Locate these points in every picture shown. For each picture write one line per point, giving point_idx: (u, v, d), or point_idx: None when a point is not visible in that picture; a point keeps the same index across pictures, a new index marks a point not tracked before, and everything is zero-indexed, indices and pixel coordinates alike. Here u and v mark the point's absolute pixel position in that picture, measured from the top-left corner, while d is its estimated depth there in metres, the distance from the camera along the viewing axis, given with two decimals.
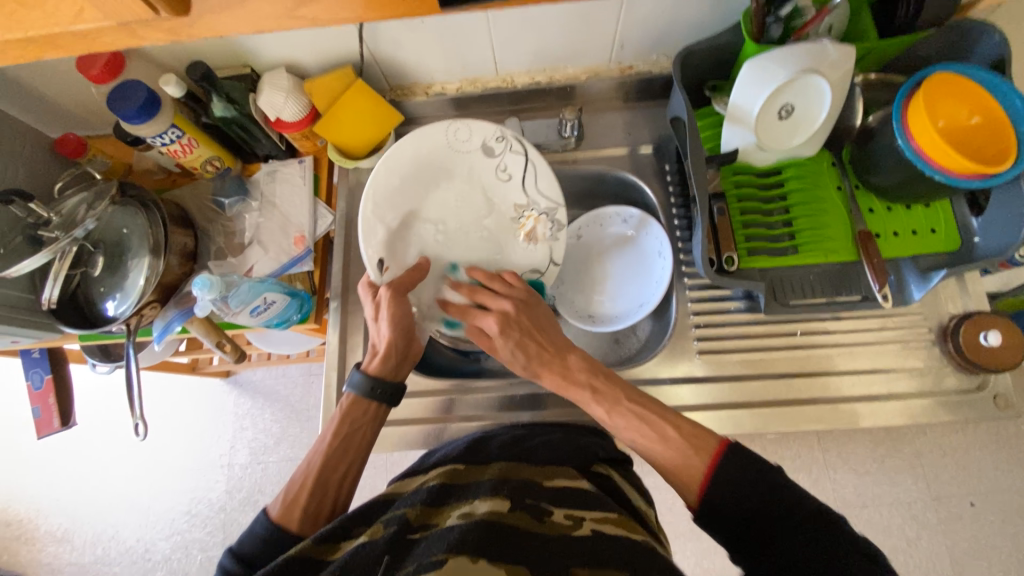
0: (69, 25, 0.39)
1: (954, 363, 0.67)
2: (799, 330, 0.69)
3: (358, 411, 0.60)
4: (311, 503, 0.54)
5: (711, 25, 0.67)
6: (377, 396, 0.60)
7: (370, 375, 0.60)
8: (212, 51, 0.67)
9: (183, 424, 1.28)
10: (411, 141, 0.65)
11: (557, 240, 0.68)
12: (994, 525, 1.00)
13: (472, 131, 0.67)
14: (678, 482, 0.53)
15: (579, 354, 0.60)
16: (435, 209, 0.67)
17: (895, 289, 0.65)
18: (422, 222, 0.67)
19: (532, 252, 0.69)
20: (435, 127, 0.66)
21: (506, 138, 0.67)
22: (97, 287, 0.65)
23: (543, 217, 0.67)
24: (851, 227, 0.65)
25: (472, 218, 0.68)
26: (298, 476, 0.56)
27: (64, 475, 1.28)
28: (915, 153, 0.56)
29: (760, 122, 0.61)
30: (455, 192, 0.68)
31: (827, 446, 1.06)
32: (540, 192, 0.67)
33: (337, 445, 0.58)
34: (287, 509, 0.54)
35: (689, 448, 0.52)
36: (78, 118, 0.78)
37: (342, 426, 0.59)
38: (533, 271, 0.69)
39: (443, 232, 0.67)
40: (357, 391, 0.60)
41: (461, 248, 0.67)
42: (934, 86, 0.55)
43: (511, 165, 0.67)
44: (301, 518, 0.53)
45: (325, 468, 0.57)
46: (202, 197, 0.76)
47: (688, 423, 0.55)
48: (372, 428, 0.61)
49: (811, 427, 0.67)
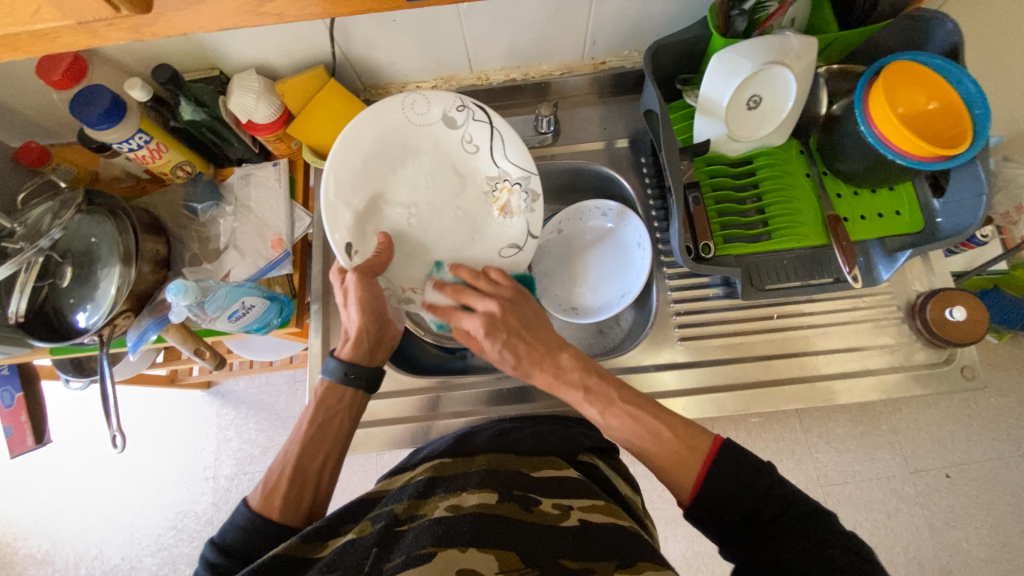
0: (27, 24, 0.38)
1: (923, 338, 0.69)
2: (776, 313, 0.71)
3: (333, 397, 0.60)
4: (290, 491, 0.54)
5: (679, 19, 0.69)
6: (352, 381, 0.60)
7: (343, 361, 0.60)
8: (178, 54, 0.66)
9: (165, 437, 1.25)
10: (369, 117, 0.63)
11: (533, 210, 0.67)
12: (969, 495, 1.05)
13: (431, 102, 0.66)
14: (671, 480, 0.53)
15: (567, 354, 0.59)
16: (406, 191, 0.67)
17: (865, 270, 0.68)
18: (393, 206, 0.67)
19: (507, 225, 0.69)
20: (393, 102, 0.65)
21: (467, 106, 0.66)
22: (66, 299, 0.63)
23: (515, 186, 0.67)
24: (821, 212, 0.67)
25: (444, 197, 0.69)
26: (275, 467, 0.55)
27: (40, 496, 1.24)
28: (877, 139, 0.58)
29: (730, 113, 0.62)
30: (424, 171, 0.68)
31: (809, 427, 1.09)
32: (509, 159, 0.67)
33: (314, 433, 0.58)
34: (268, 498, 0.53)
35: (684, 448, 0.53)
36: (41, 125, 0.76)
37: (318, 413, 0.59)
38: (510, 245, 0.69)
39: (414, 213, 0.67)
40: (333, 378, 0.60)
41: (436, 228, 0.68)
42: (892, 74, 0.57)
43: (476, 135, 0.67)
44: (281, 505, 0.53)
45: (304, 456, 0.56)
46: (175, 203, 0.74)
47: (676, 421, 0.55)
48: (349, 415, 0.60)
49: (791, 406, 0.69)
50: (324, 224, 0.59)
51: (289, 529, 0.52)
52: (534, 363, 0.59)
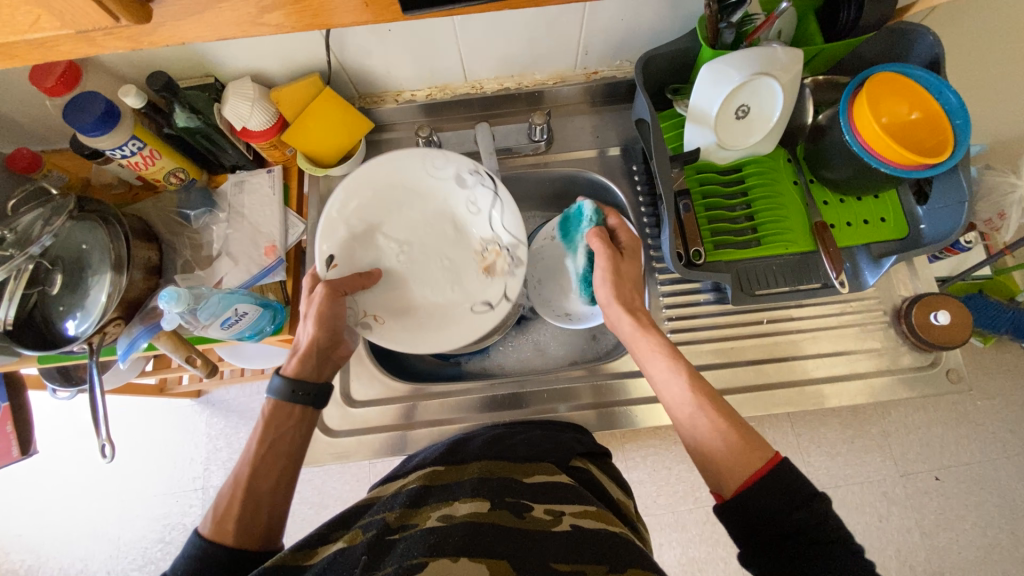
0: (26, 33, 0.38)
1: (909, 342, 0.71)
2: (766, 318, 0.72)
3: (282, 415, 0.58)
4: (244, 513, 0.51)
5: (669, 31, 0.70)
6: (300, 398, 0.59)
7: (290, 378, 0.59)
8: (173, 61, 0.66)
9: (154, 447, 1.23)
10: (387, 161, 0.65)
11: (515, 275, 0.65)
12: (958, 497, 1.06)
13: (448, 160, 0.66)
14: (721, 468, 0.51)
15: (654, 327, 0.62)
16: (401, 228, 0.67)
17: (851, 276, 0.69)
18: (385, 239, 0.67)
19: (486, 286, 0.67)
20: (413, 153, 0.66)
21: (480, 172, 0.67)
22: (56, 307, 0.62)
23: (505, 252, 0.66)
24: (808, 219, 0.69)
25: (438, 243, 0.68)
26: (226, 490, 0.53)
27: (23, 509, 1.21)
28: (861, 147, 0.59)
29: (719, 122, 0.64)
30: (425, 217, 0.68)
31: (800, 431, 1.10)
32: (504, 226, 0.66)
33: (265, 452, 0.56)
34: (220, 524, 0.50)
35: (745, 443, 0.51)
36: (32, 132, 0.75)
37: (268, 431, 0.57)
38: (482, 303, 0.66)
39: (404, 252, 0.66)
40: (278, 396, 0.59)
41: (423, 271, 0.67)
42: (875, 85, 0.59)
43: (480, 199, 0.66)
44: (235, 530, 0.50)
45: (256, 477, 0.54)
46: (166, 209, 0.74)
47: (738, 419, 0.53)
48: (300, 431, 0.59)
49: (782, 410, 0.70)
50: (319, 237, 0.63)
51: (244, 553, 0.49)
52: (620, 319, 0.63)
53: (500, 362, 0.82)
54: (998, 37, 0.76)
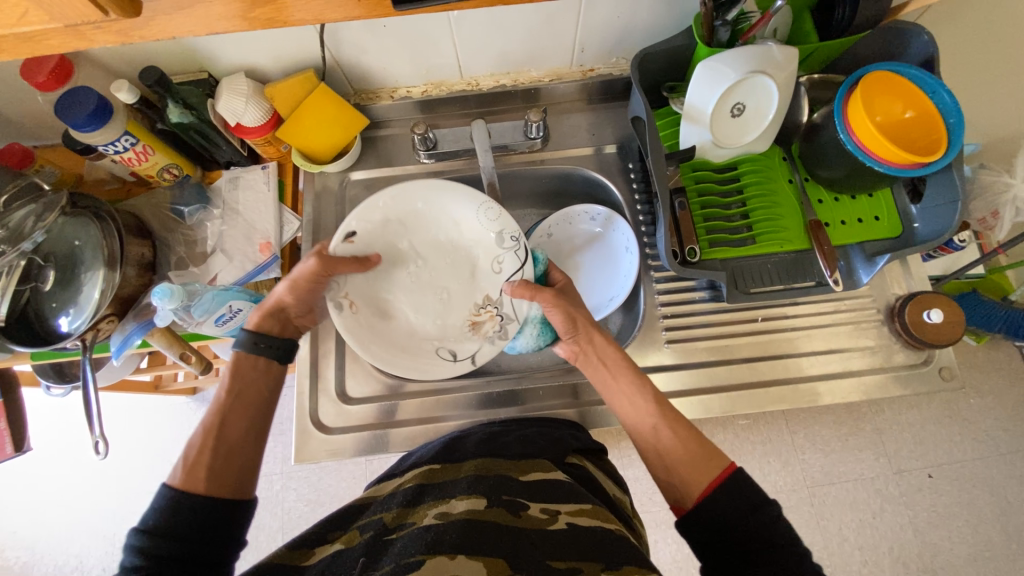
0: (13, 27, 0.38)
1: (902, 340, 0.71)
2: (760, 316, 0.72)
3: (247, 366, 0.59)
4: (215, 461, 0.52)
5: (666, 28, 0.70)
6: (261, 350, 0.59)
7: (255, 330, 0.60)
8: (166, 56, 0.65)
9: (149, 445, 1.23)
10: (449, 190, 0.68)
11: (493, 345, 0.69)
12: (950, 494, 1.07)
13: (498, 219, 0.68)
14: (684, 480, 0.54)
15: (612, 346, 0.63)
16: (425, 246, 0.71)
17: (845, 274, 0.69)
18: (407, 249, 0.71)
19: (464, 337, 0.70)
20: (473, 199, 0.69)
21: (518, 243, 0.68)
22: (48, 303, 0.62)
23: (496, 317, 0.70)
24: (803, 217, 0.69)
25: (449, 276, 0.72)
26: (195, 442, 0.53)
27: (18, 506, 1.21)
28: (856, 146, 0.60)
29: (715, 120, 0.64)
30: (450, 253, 0.72)
31: (795, 428, 1.11)
32: (511, 301, 0.69)
33: (232, 403, 0.56)
34: (191, 474, 0.51)
35: (702, 451, 0.54)
36: (25, 127, 0.75)
37: (233, 383, 0.57)
38: (450, 351, 0.70)
39: (419, 266, 0.71)
40: (241, 347, 0.59)
41: (422, 288, 0.71)
42: (870, 84, 0.59)
43: (505, 265, 0.69)
44: (206, 476, 0.51)
45: (225, 427, 0.55)
46: (160, 205, 0.74)
47: (696, 432, 0.57)
48: (268, 383, 0.59)
49: (776, 407, 0.70)
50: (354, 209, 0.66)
51: (216, 499, 0.50)
52: (580, 343, 0.64)
53: (495, 360, 0.82)
54: (993, 36, 0.77)
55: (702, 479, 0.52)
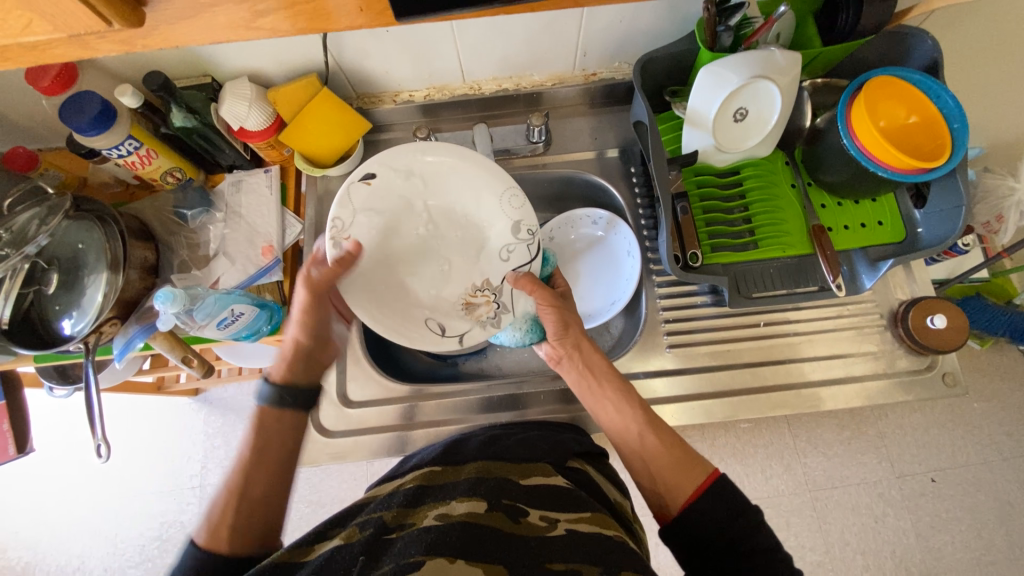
0: (17, 37, 0.38)
1: (905, 345, 0.71)
2: (763, 320, 0.72)
3: (269, 419, 0.57)
4: (237, 519, 0.50)
5: (668, 33, 0.70)
6: (287, 403, 0.58)
7: (279, 383, 0.59)
8: (168, 60, 0.66)
9: (152, 445, 1.23)
10: (480, 163, 0.64)
11: (485, 330, 0.65)
12: (953, 499, 1.06)
13: (521, 207, 0.64)
14: (669, 486, 0.54)
15: (600, 354, 0.64)
16: (439, 212, 0.66)
17: (849, 279, 0.69)
18: (418, 211, 0.65)
19: (456, 316, 0.65)
20: (502, 180, 0.64)
21: (535, 238, 0.65)
22: (52, 306, 0.62)
23: (493, 305, 0.65)
24: (806, 222, 0.69)
25: (455, 249, 0.66)
26: (218, 501, 0.52)
27: (20, 506, 1.21)
28: (859, 151, 0.59)
29: (717, 125, 0.64)
30: (462, 226, 0.66)
31: (797, 432, 1.10)
32: (513, 294, 0.66)
33: (256, 458, 0.55)
34: (214, 533, 0.49)
35: (688, 458, 0.56)
36: (29, 130, 0.75)
37: (255, 437, 0.56)
38: (438, 324, 0.64)
39: (428, 229, 0.66)
40: (265, 402, 0.58)
41: (425, 254, 0.66)
42: (874, 89, 0.59)
43: (515, 256, 0.65)
44: (229, 538, 0.49)
45: (248, 484, 0.53)
46: (163, 209, 0.74)
47: (680, 441, 0.58)
48: (292, 436, 0.58)
49: (778, 413, 0.70)
50: (383, 153, 0.63)
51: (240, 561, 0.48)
52: (569, 348, 0.64)
53: (497, 363, 0.82)
54: (997, 40, 0.76)
55: (689, 484, 0.53)
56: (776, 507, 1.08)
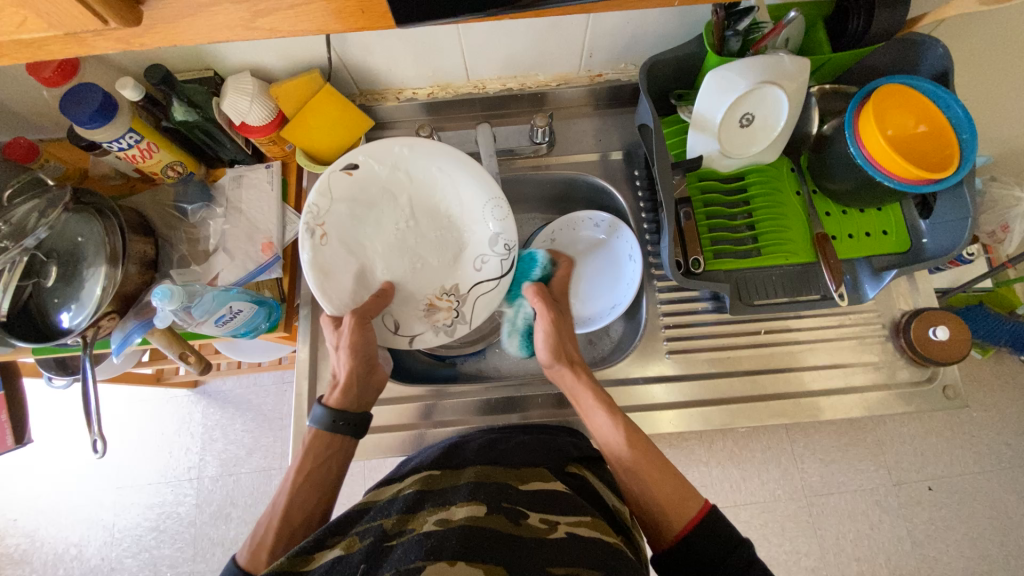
0: (14, 34, 0.38)
1: (906, 356, 0.71)
2: (764, 328, 0.72)
3: (320, 445, 0.59)
4: (277, 545, 0.53)
5: (676, 36, 0.69)
6: (340, 428, 0.59)
7: (332, 409, 0.59)
8: (171, 54, 0.65)
9: (150, 436, 1.24)
10: (469, 169, 0.63)
11: (441, 335, 0.65)
12: (949, 508, 1.06)
13: (503, 221, 0.64)
14: (662, 518, 0.55)
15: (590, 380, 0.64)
16: (419, 209, 0.65)
17: (851, 288, 0.68)
18: (399, 206, 0.65)
19: (415, 315, 0.65)
20: (489, 190, 0.63)
21: (511, 252, 0.64)
22: (51, 299, 0.62)
23: (453, 311, 0.65)
24: (809, 230, 0.68)
25: (431, 249, 0.66)
26: (264, 519, 0.55)
27: (18, 494, 1.22)
28: (866, 160, 0.59)
29: (723, 130, 0.63)
30: (439, 228, 0.66)
31: (795, 438, 1.10)
32: (477, 305, 0.66)
33: (302, 483, 0.57)
34: (255, 554, 0.53)
35: (681, 492, 0.56)
36: (31, 120, 0.75)
37: (306, 462, 0.57)
38: (393, 321, 0.64)
39: (408, 225, 0.65)
40: (321, 426, 0.59)
41: (398, 248, 0.65)
42: (882, 96, 0.58)
43: (487, 268, 0.65)
44: (268, 560, 0.52)
45: (292, 508, 0.55)
46: (163, 202, 0.74)
47: (675, 472, 0.58)
48: (339, 460, 0.59)
49: (777, 421, 0.70)
50: (370, 144, 0.63)
51: None
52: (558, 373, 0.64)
53: (495, 365, 0.82)
54: (1010, 48, 0.75)
55: (681, 517, 0.54)
56: (771, 512, 1.08)
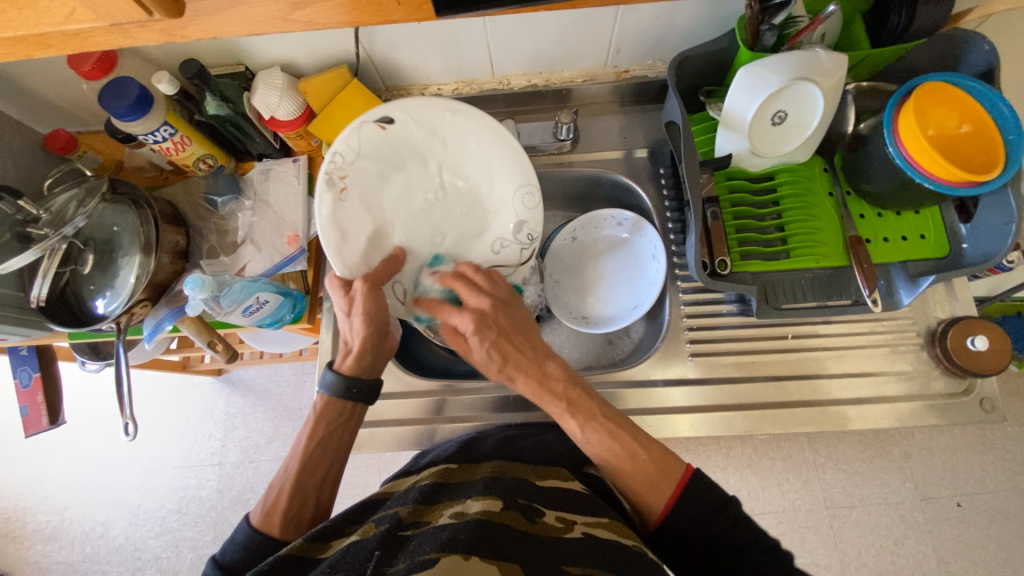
0: (62, 24, 0.39)
1: (941, 366, 0.68)
2: (790, 333, 0.70)
3: (333, 411, 0.59)
4: (291, 508, 0.54)
5: (706, 31, 0.68)
6: (354, 395, 0.59)
7: (344, 376, 0.59)
8: (205, 48, 0.66)
9: (175, 422, 1.27)
10: (510, 148, 0.63)
11: None
12: (979, 526, 1.02)
13: (532, 208, 0.63)
14: (641, 498, 0.54)
15: (556, 363, 0.57)
16: (449, 181, 0.63)
17: (885, 294, 0.66)
18: (430, 174, 0.62)
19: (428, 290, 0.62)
20: (524, 175, 0.63)
21: (533, 243, 0.64)
22: (87, 286, 0.64)
23: None
24: (842, 233, 0.66)
25: (454, 224, 0.63)
26: (276, 483, 0.56)
27: (52, 472, 1.27)
28: (905, 161, 0.56)
29: (754, 127, 0.61)
30: (464, 203, 0.64)
31: (817, 447, 1.07)
32: None
33: (314, 447, 0.57)
34: (268, 515, 0.54)
35: (656, 470, 0.53)
36: (73, 114, 0.78)
37: (318, 427, 0.58)
38: (405, 291, 0.61)
39: (435, 195, 0.62)
40: (332, 392, 0.58)
41: (422, 217, 0.62)
42: (924, 94, 0.56)
43: (505, 254, 0.64)
44: (281, 522, 0.53)
45: (304, 471, 0.56)
46: (195, 195, 0.75)
47: (652, 444, 0.55)
48: (350, 427, 0.60)
49: (802, 429, 0.68)
50: (412, 101, 0.60)
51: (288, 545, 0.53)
52: (515, 372, 0.57)
53: None
54: None
55: (658, 495, 0.53)
56: (790, 522, 1.05)
